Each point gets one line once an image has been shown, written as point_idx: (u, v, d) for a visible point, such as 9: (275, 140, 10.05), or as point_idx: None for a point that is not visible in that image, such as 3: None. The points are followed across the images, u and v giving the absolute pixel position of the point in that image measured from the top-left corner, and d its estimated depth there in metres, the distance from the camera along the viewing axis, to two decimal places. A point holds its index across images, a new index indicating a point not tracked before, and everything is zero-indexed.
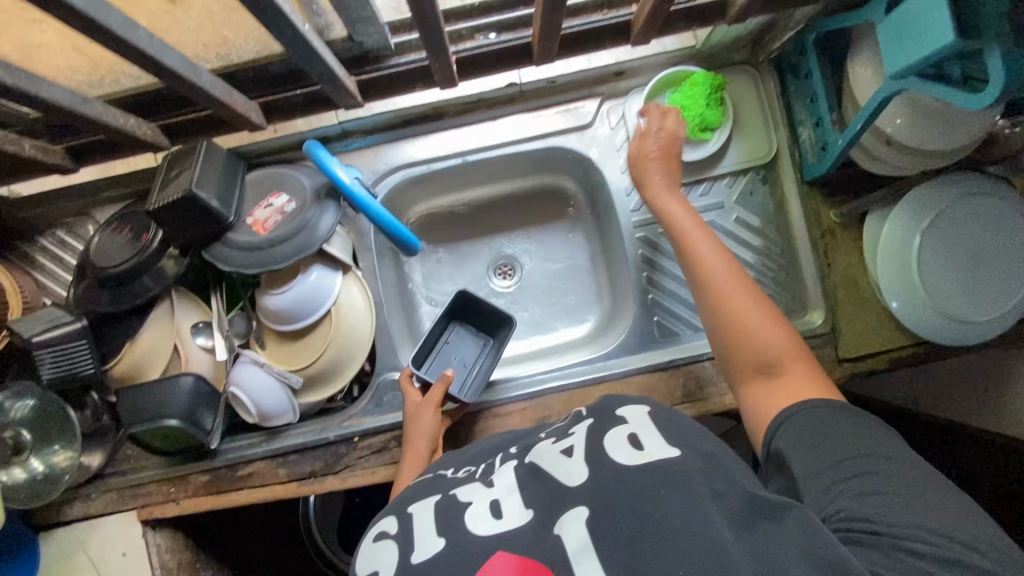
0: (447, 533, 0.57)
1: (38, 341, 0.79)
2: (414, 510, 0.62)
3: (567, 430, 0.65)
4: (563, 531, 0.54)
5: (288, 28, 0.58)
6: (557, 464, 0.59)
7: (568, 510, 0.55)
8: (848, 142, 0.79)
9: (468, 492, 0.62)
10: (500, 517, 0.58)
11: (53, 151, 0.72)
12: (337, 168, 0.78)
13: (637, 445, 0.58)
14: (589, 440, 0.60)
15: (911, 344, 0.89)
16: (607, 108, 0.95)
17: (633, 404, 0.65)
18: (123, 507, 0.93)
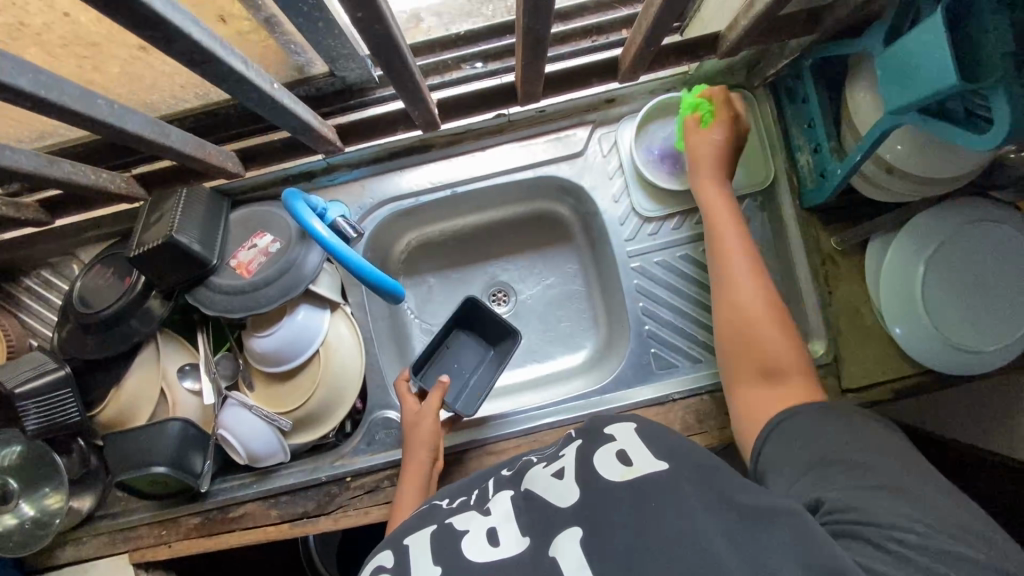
0: (445, 562, 0.55)
1: (22, 392, 0.78)
2: (410, 540, 0.60)
3: (558, 453, 0.65)
4: (557, 553, 0.52)
5: (255, 90, 0.57)
6: (550, 485, 0.59)
7: (562, 531, 0.53)
8: (848, 172, 0.76)
9: (465, 520, 0.60)
10: (498, 544, 0.56)
11: (26, 207, 0.72)
12: (310, 218, 0.75)
13: (627, 461, 0.57)
14: (580, 462, 0.59)
15: (915, 372, 0.87)
16: (599, 135, 0.92)
17: (622, 424, 0.65)
18: (114, 551, 0.92)
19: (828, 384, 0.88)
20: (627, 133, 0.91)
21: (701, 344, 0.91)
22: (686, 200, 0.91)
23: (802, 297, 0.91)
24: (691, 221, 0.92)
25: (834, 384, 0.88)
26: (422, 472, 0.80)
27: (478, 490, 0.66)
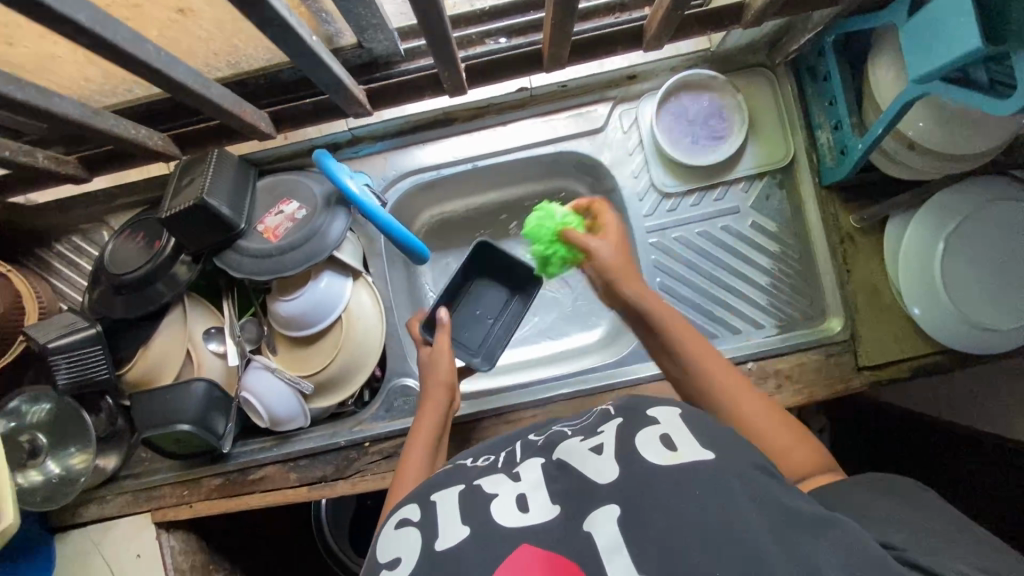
0: (472, 521, 0.53)
1: (53, 346, 0.80)
2: (437, 495, 0.58)
3: (596, 428, 0.59)
4: (593, 528, 0.49)
5: (295, 39, 0.58)
6: (587, 461, 0.54)
7: (597, 509, 0.50)
8: (868, 147, 0.77)
9: (495, 483, 0.57)
10: (526, 511, 0.53)
11: (65, 162, 0.71)
12: (344, 176, 0.78)
13: (671, 445, 0.52)
14: (621, 438, 0.55)
15: (933, 352, 0.87)
16: (619, 112, 0.93)
17: (664, 405, 0.59)
18: (137, 509, 0.94)
19: (844, 360, 0.88)
20: (647, 110, 0.92)
21: (718, 319, 0.93)
22: (705, 176, 0.92)
23: (819, 274, 0.92)
24: (708, 197, 0.93)
25: (850, 361, 0.88)
26: (431, 436, 0.77)
27: (505, 452, 0.64)
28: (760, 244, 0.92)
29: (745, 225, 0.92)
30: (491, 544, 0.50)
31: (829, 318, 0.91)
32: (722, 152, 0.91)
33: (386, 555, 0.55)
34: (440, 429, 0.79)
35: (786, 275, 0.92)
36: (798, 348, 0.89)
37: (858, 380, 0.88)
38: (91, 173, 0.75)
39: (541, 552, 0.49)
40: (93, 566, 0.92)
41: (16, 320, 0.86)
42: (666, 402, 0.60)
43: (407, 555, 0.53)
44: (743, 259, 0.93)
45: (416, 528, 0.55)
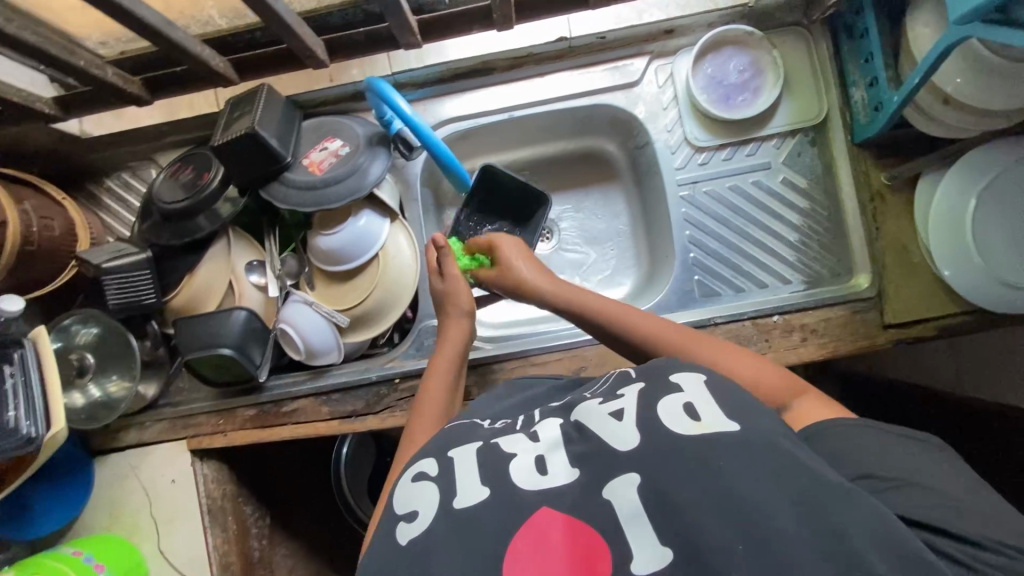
0: (493, 483, 0.54)
1: (108, 266, 0.84)
2: (456, 453, 0.60)
3: (614, 391, 0.60)
4: (612, 496, 0.50)
5: None
6: (607, 427, 0.55)
7: (618, 476, 0.51)
8: (903, 100, 0.78)
9: (511, 443, 0.59)
10: (546, 473, 0.54)
11: (132, 82, 0.73)
12: (400, 100, 0.81)
13: (694, 415, 0.53)
14: (642, 404, 0.55)
15: (960, 311, 0.87)
16: (655, 67, 0.95)
17: (689, 371, 0.59)
18: (173, 437, 0.98)
19: (870, 318, 0.89)
20: (682, 65, 0.95)
21: (745, 274, 0.94)
22: (737, 131, 0.94)
23: (848, 231, 0.93)
24: (739, 153, 0.95)
25: (876, 319, 0.89)
26: (446, 375, 0.78)
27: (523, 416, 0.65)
28: (789, 201, 0.94)
29: (776, 181, 0.94)
30: (513, 508, 0.52)
31: (857, 275, 0.92)
32: (755, 108, 0.93)
33: (404, 507, 0.57)
34: (457, 366, 0.80)
35: (815, 233, 0.94)
36: (824, 304, 0.90)
37: (884, 338, 0.88)
38: (152, 95, 0.78)
39: (562, 517, 0.50)
40: (131, 487, 0.97)
41: (68, 246, 0.90)
42: (691, 368, 0.60)
43: (427, 509, 0.55)
44: (772, 215, 0.94)
45: (432, 482, 0.57)
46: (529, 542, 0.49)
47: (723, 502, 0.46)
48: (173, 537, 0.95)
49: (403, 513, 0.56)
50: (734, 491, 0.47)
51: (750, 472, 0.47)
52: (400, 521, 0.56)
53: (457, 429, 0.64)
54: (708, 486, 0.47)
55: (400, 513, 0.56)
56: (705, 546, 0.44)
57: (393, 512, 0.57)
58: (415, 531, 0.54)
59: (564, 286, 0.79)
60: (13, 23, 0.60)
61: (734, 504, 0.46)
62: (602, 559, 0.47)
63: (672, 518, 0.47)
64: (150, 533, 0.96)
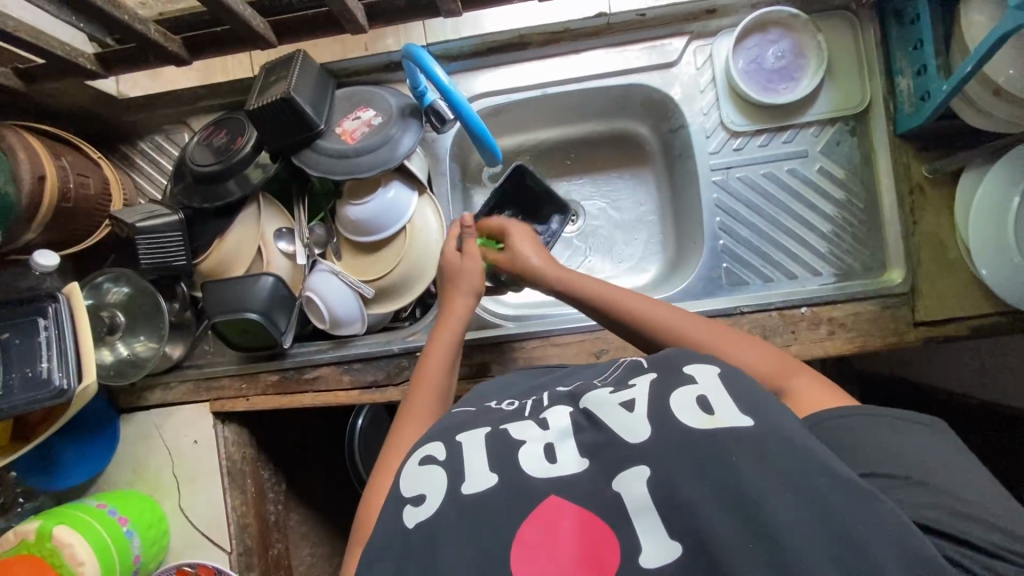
0: (502, 470, 0.54)
1: (142, 227, 0.84)
2: (464, 438, 0.59)
3: (626, 380, 0.59)
4: (621, 488, 0.50)
5: None
6: (617, 417, 0.54)
7: (627, 469, 0.50)
8: (952, 90, 0.75)
9: (521, 429, 0.58)
10: (555, 462, 0.53)
11: (171, 39, 0.73)
12: (435, 65, 0.79)
13: (707, 409, 0.52)
14: (654, 394, 0.54)
15: (995, 311, 0.85)
16: (694, 48, 0.93)
17: (706, 364, 0.57)
18: (197, 398, 0.99)
19: (901, 315, 0.87)
20: (722, 47, 0.93)
21: (774, 263, 0.92)
22: (775, 117, 0.92)
23: (884, 225, 0.91)
24: (776, 140, 0.93)
25: (907, 316, 0.87)
26: (449, 345, 0.76)
27: (533, 399, 0.64)
28: (824, 191, 0.92)
29: (812, 170, 0.92)
30: (523, 495, 0.51)
31: (890, 270, 0.90)
32: (795, 93, 0.91)
33: (411, 490, 0.56)
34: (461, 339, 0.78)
35: (848, 225, 0.92)
36: (853, 298, 0.88)
37: (914, 335, 0.87)
38: (191, 57, 0.77)
39: (567, 506, 0.50)
40: (154, 446, 0.99)
41: (102, 205, 0.91)
42: (704, 359, 0.58)
43: (435, 494, 0.54)
44: (806, 204, 0.92)
45: (440, 467, 0.56)
46: (534, 530, 0.49)
47: (750, 483, 0.45)
48: (193, 496, 0.98)
49: (410, 496, 0.56)
50: (766, 470, 0.46)
51: (783, 456, 0.46)
52: (407, 504, 0.55)
53: (460, 416, 0.64)
54: (740, 462, 0.47)
55: (407, 494, 0.56)
56: (735, 529, 0.44)
57: (399, 493, 0.57)
58: (422, 515, 0.53)
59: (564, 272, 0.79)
60: None
61: (763, 479, 0.45)
62: (612, 556, 0.47)
63: (699, 493, 0.46)
64: (170, 490, 0.98)
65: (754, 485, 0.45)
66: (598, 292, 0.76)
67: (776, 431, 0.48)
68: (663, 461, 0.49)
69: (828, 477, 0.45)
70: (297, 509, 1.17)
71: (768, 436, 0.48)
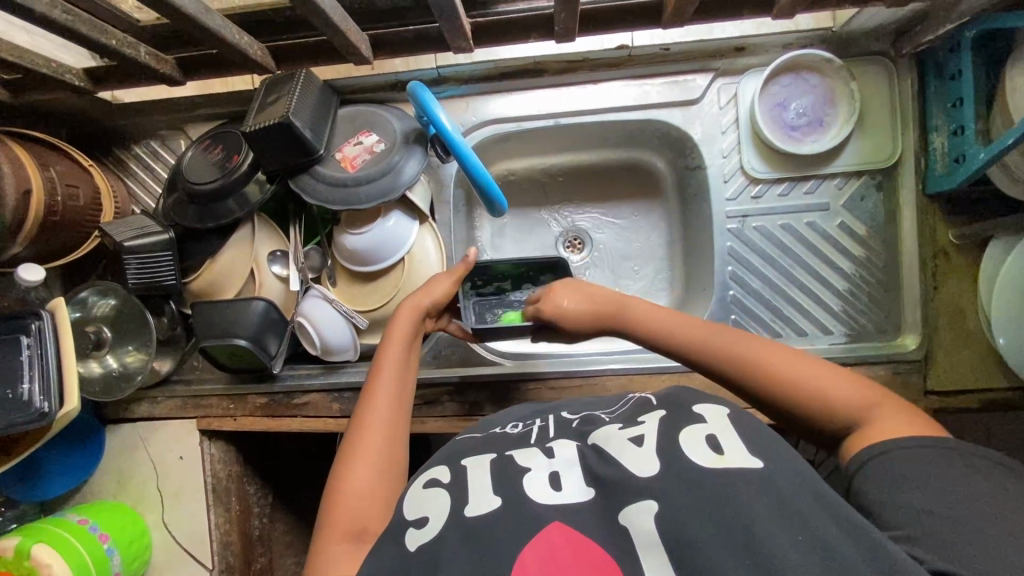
0: (505, 495, 0.49)
1: (128, 246, 0.81)
2: (470, 462, 0.55)
3: (634, 418, 0.55)
4: (628, 521, 0.44)
5: None
6: (625, 451, 0.50)
7: (631, 503, 0.45)
8: (990, 159, 0.70)
9: (528, 456, 0.53)
10: (560, 489, 0.49)
11: (165, 61, 0.70)
12: (439, 111, 0.72)
13: (717, 448, 0.47)
14: (664, 430, 0.51)
15: (1008, 387, 0.82)
16: (718, 85, 0.88)
17: (710, 403, 0.54)
18: (183, 415, 0.98)
19: (911, 382, 0.83)
20: (749, 87, 0.87)
21: (785, 319, 0.89)
22: (799, 166, 0.87)
23: (902, 287, 0.86)
24: (798, 190, 0.88)
25: (917, 384, 0.84)
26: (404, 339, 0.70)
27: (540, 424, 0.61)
28: (843, 247, 0.88)
29: (832, 225, 0.87)
30: None
31: (904, 334, 0.86)
32: (821, 143, 0.86)
33: (414, 513, 0.51)
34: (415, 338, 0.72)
35: (865, 283, 0.88)
36: (864, 362, 0.84)
37: (922, 404, 0.83)
38: (185, 77, 0.74)
39: (571, 535, 0.45)
40: (140, 459, 0.98)
41: (92, 215, 0.88)
42: (710, 401, 0.55)
43: (437, 516, 0.50)
44: (823, 259, 0.88)
45: (445, 490, 0.52)
46: (537, 554, 0.44)
47: (769, 535, 0.40)
48: (177, 512, 0.97)
49: (413, 518, 0.51)
50: (790, 522, 0.41)
51: None
52: (409, 526, 0.50)
53: (469, 441, 0.60)
54: (749, 499, 0.43)
55: (409, 516, 0.51)
56: None
57: (400, 517, 0.52)
58: (424, 537, 0.48)
59: (608, 303, 0.69)
60: None
61: (781, 526, 0.41)
62: None
63: None
64: (155, 504, 0.97)
65: (778, 547, 0.40)
66: (636, 316, 0.67)
67: (792, 474, 0.45)
68: (671, 496, 0.44)
69: (842, 530, 0.41)
70: (283, 520, 1.16)
71: (779, 479, 0.44)
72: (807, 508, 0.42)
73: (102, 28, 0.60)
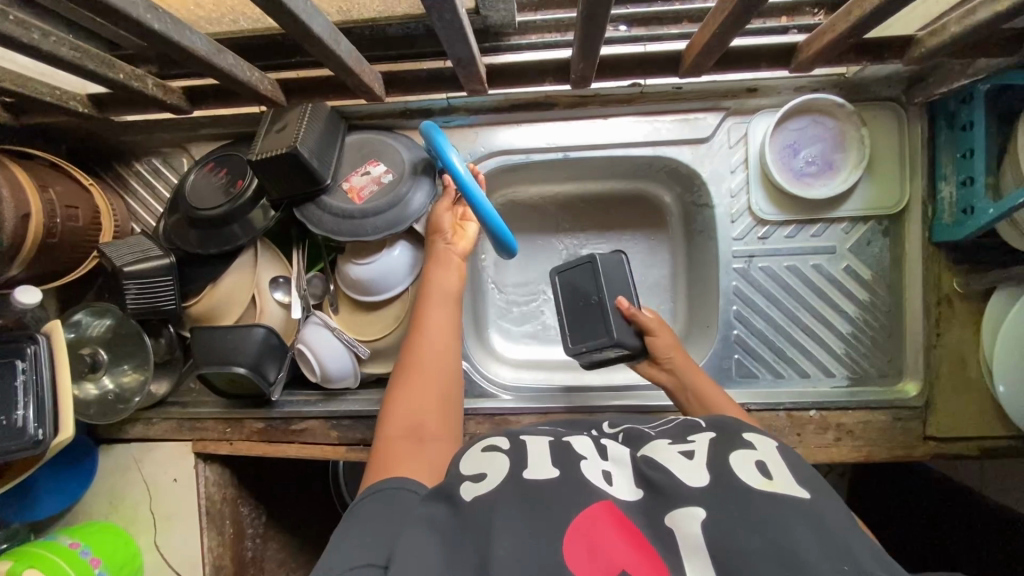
0: (564, 467, 0.52)
1: (128, 270, 0.80)
2: (528, 437, 0.58)
3: (684, 435, 0.56)
4: (674, 525, 0.45)
5: (449, 12, 0.54)
6: (677, 462, 0.50)
7: (680, 508, 0.46)
8: (998, 215, 0.70)
9: (583, 445, 0.56)
10: (611, 484, 0.50)
11: (172, 91, 0.69)
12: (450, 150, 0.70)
13: (765, 472, 0.48)
14: (714, 450, 0.51)
15: (1009, 436, 0.82)
16: (729, 125, 0.88)
17: (760, 433, 0.55)
18: (178, 437, 0.96)
19: (912, 428, 0.84)
20: (759, 127, 0.87)
21: (787, 360, 0.88)
22: (806, 209, 0.87)
23: (905, 333, 0.87)
24: (804, 232, 0.88)
25: (917, 429, 0.84)
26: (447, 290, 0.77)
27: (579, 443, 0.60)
28: (848, 290, 0.88)
29: (838, 268, 0.87)
30: None
31: (905, 380, 0.86)
32: (829, 186, 0.86)
33: (471, 469, 0.54)
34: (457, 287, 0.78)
35: (869, 327, 0.88)
36: (866, 407, 0.85)
37: (922, 449, 0.84)
38: (192, 106, 0.74)
39: (622, 516, 0.47)
40: (132, 479, 0.97)
41: (91, 235, 0.87)
42: (758, 429, 0.56)
43: (496, 473, 0.52)
44: (828, 301, 0.88)
45: (506, 455, 0.55)
46: (592, 523, 0.46)
47: (813, 561, 0.40)
48: (169, 536, 0.95)
49: (470, 473, 0.53)
50: (833, 551, 0.41)
51: None
52: (465, 480, 0.53)
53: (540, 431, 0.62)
54: (790, 529, 0.42)
55: (466, 472, 0.54)
56: None
57: (458, 472, 0.55)
58: (483, 489, 0.51)
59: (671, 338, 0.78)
60: (50, 37, 0.53)
61: (823, 550, 0.41)
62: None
63: None
64: (147, 526, 0.96)
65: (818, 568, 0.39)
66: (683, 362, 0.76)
67: (830, 507, 0.45)
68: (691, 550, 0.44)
69: None
70: (275, 538, 1.13)
71: (823, 515, 0.44)
72: (847, 545, 0.42)
73: (109, 62, 0.59)
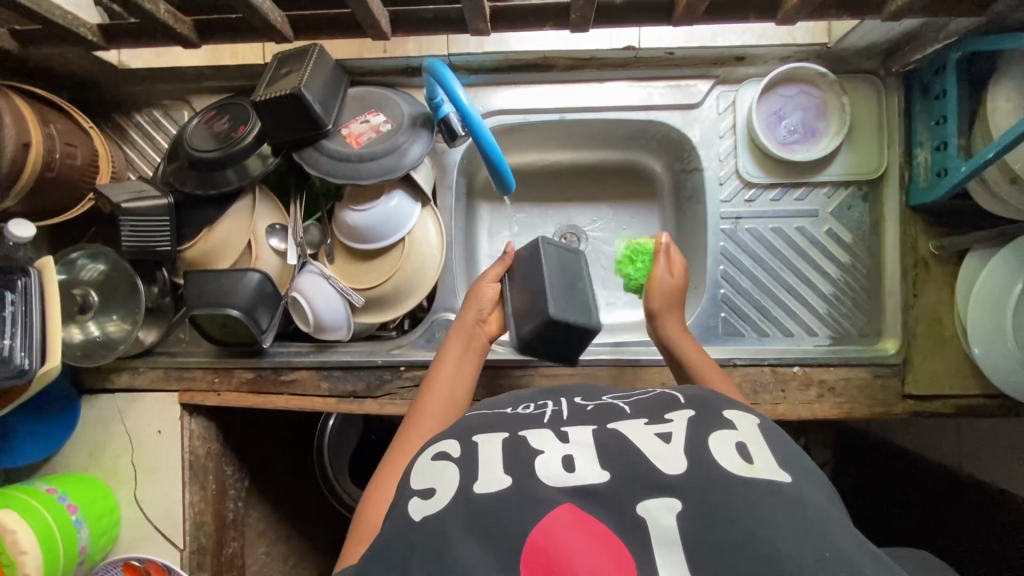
0: (516, 475, 0.47)
1: (125, 207, 0.80)
2: (480, 438, 0.52)
3: (661, 415, 0.53)
4: (648, 516, 0.43)
5: None
6: (650, 445, 0.48)
7: (653, 498, 0.44)
8: (971, 171, 0.74)
9: (540, 439, 0.51)
10: (573, 472, 0.47)
11: (182, 22, 0.71)
12: (456, 85, 0.72)
13: (746, 456, 0.47)
14: (692, 432, 0.49)
15: (982, 395, 0.85)
16: (718, 92, 0.92)
17: (742, 412, 0.54)
18: (164, 388, 0.95)
19: (891, 386, 0.86)
20: (747, 96, 0.91)
21: (772, 319, 0.91)
22: (790, 173, 0.91)
23: (885, 293, 0.89)
24: (789, 195, 0.92)
25: (896, 388, 0.86)
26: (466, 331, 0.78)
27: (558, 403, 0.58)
28: (830, 252, 0.91)
29: (820, 231, 0.91)
30: None
31: (884, 339, 0.89)
32: (812, 151, 0.90)
33: (420, 484, 0.50)
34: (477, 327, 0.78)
35: (850, 289, 0.91)
36: (847, 363, 0.87)
37: (901, 407, 0.86)
38: (200, 39, 0.75)
39: (585, 518, 0.43)
40: (115, 431, 0.95)
41: (88, 177, 0.87)
42: (738, 407, 0.54)
43: (444, 488, 0.48)
44: (811, 262, 0.91)
45: (454, 464, 0.50)
46: (551, 534, 0.42)
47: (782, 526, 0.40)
48: (151, 489, 0.94)
49: (419, 489, 0.49)
50: (811, 539, 0.40)
51: None
52: (413, 497, 0.49)
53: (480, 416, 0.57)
54: None
55: (415, 487, 0.50)
56: None
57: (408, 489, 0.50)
58: (430, 508, 0.46)
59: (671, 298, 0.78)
60: None
61: (798, 539, 0.40)
62: None
63: None
64: (128, 480, 0.94)
65: None
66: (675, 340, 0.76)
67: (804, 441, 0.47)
68: None
69: None
70: (256, 506, 1.11)
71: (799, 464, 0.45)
72: (829, 520, 0.42)
73: None
